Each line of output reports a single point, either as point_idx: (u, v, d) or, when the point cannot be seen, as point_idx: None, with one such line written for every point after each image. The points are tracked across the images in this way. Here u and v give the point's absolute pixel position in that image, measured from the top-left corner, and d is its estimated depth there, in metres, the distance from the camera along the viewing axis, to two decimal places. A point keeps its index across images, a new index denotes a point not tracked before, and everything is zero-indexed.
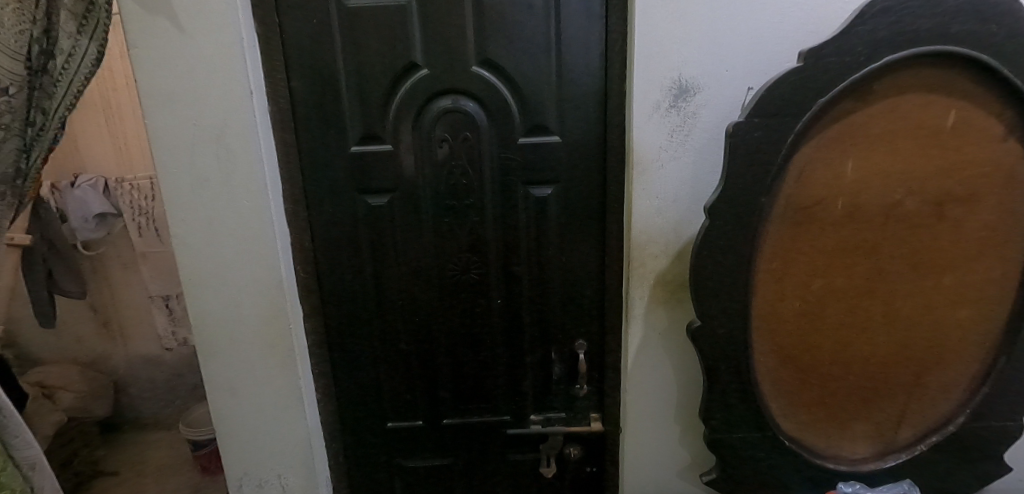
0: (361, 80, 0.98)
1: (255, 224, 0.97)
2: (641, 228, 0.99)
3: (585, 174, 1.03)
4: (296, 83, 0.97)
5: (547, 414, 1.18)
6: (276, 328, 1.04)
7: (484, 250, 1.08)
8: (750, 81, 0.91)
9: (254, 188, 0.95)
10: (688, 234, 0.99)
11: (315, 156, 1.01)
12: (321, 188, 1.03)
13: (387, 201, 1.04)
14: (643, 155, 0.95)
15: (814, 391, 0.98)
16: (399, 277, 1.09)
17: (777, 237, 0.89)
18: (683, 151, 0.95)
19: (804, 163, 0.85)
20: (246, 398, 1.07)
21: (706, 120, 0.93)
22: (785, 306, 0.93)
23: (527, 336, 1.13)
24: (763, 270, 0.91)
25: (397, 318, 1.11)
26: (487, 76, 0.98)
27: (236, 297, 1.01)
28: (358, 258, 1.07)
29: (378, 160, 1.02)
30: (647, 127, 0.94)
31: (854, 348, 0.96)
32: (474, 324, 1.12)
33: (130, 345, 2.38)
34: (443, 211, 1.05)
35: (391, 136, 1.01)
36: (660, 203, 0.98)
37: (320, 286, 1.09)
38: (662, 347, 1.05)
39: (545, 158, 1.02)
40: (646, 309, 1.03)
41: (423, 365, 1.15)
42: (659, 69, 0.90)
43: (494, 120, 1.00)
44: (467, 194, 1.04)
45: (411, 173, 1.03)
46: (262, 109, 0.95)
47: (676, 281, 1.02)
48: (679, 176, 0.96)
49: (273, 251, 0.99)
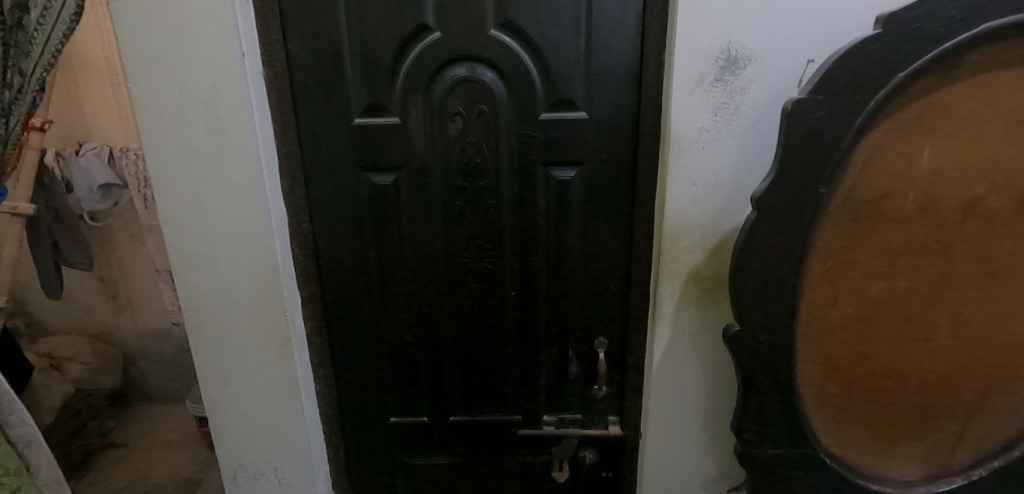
0: (366, 43, 0.87)
1: (249, 203, 0.89)
2: (675, 218, 0.88)
3: (614, 155, 0.92)
4: (293, 46, 0.88)
5: (561, 415, 1.09)
6: (272, 316, 0.96)
7: (497, 238, 0.98)
8: (811, 52, 0.79)
9: (247, 162, 0.86)
10: (728, 227, 0.88)
11: (315, 128, 0.92)
12: (322, 164, 0.94)
13: (393, 181, 0.95)
14: (682, 136, 0.84)
15: (862, 405, 0.88)
16: (405, 264, 1.00)
17: (834, 234, 0.78)
18: (728, 131, 0.83)
19: (873, 149, 0.73)
20: (241, 387, 1.01)
21: (756, 97, 0.81)
22: (836, 313, 0.82)
23: (543, 332, 1.04)
24: (815, 271, 0.80)
25: (402, 307, 1.03)
26: (507, 42, 0.86)
27: (230, 282, 0.94)
28: (362, 242, 0.99)
29: (384, 134, 0.92)
30: (688, 105, 0.82)
31: (913, 361, 0.85)
32: (485, 317, 1.03)
33: (139, 318, 2.36)
34: (453, 194, 0.95)
35: (398, 108, 0.91)
36: (699, 191, 0.87)
37: (320, 271, 1.01)
38: (692, 349, 0.95)
39: (570, 137, 0.91)
40: (676, 308, 0.94)
41: (429, 358, 1.07)
42: (704, 37, 0.79)
43: (514, 92, 0.89)
44: (480, 175, 0.94)
45: (420, 150, 0.93)
46: (256, 74, 0.85)
47: (711, 279, 0.91)
48: (721, 160, 0.85)
49: (268, 231, 0.91)
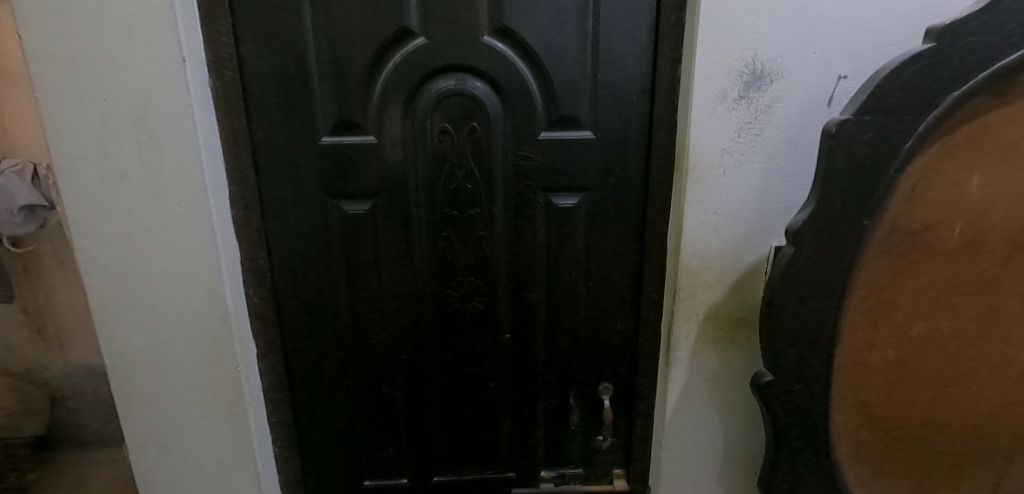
0: (337, 49, 0.74)
1: (194, 239, 0.73)
2: (693, 250, 0.78)
3: (621, 180, 0.82)
4: (247, 52, 0.74)
5: (562, 470, 0.97)
6: (222, 372, 0.80)
7: (489, 274, 0.85)
8: (841, 67, 0.71)
9: (190, 189, 0.71)
10: (751, 259, 0.79)
11: (274, 148, 0.78)
12: (281, 190, 0.79)
13: (368, 209, 0.81)
14: (702, 159, 0.74)
15: (899, 456, 0.79)
16: (381, 306, 0.86)
17: (876, 270, 0.69)
18: (752, 154, 0.74)
19: (920, 175, 0.65)
20: (183, 456, 0.84)
21: (783, 116, 0.73)
22: (874, 357, 0.74)
23: (541, 378, 0.91)
24: (854, 312, 0.71)
25: (378, 354, 0.89)
26: (503, 52, 0.75)
27: (169, 334, 0.78)
28: (330, 281, 0.84)
29: (357, 155, 0.78)
30: (709, 126, 0.73)
31: (955, 407, 0.76)
32: (476, 364, 0.90)
33: (72, 354, 1.96)
34: (438, 224, 0.82)
35: (374, 124, 0.77)
36: (719, 221, 0.77)
37: (280, 315, 0.86)
38: (709, 396, 0.85)
39: (573, 159, 0.80)
40: (692, 350, 0.83)
41: (410, 411, 0.92)
42: (728, 49, 0.70)
43: (510, 108, 0.78)
44: (469, 202, 0.81)
45: (400, 173, 0.79)
46: (201, 84, 0.71)
47: (731, 317, 0.82)
48: (744, 186, 0.76)
49: (216, 272, 0.75)
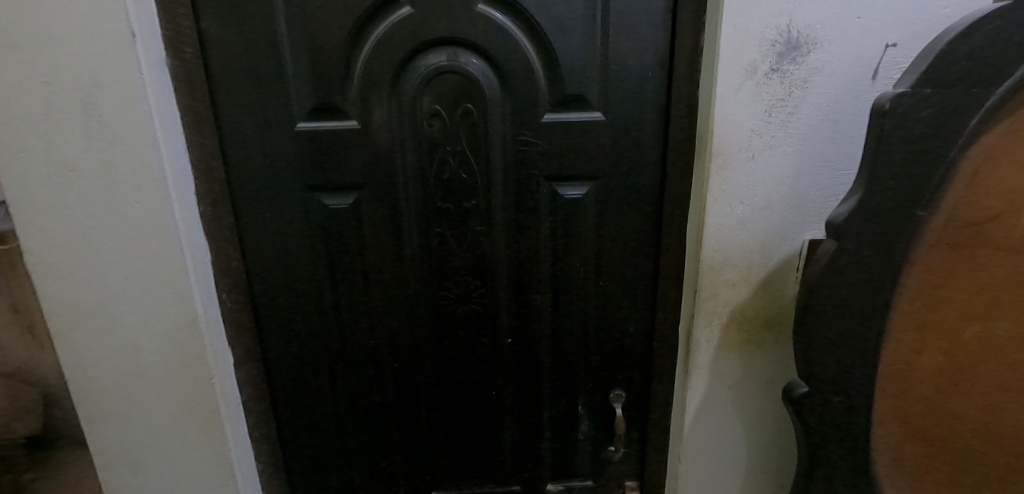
0: (311, 20, 0.65)
1: (155, 239, 0.65)
2: (717, 245, 0.70)
3: (634, 166, 0.73)
4: (210, 26, 0.65)
5: (569, 482, 0.90)
6: (195, 385, 0.72)
7: (487, 274, 0.77)
8: (891, 34, 0.62)
9: (148, 183, 0.63)
10: (780, 255, 0.71)
11: (244, 136, 0.69)
12: (255, 183, 0.71)
13: (352, 203, 0.72)
14: (727, 143, 0.66)
15: (944, 472, 0.71)
16: (369, 309, 0.78)
17: (928, 266, 0.60)
18: (785, 136, 0.65)
19: (984, 158, 0.56)
20: (157, 475, 0.76)
21: (821, 92, 0.64)
22: (922, 363, 0.65)
23: (547, 386, 0.83)
24: (903, 314, 0.62)
25: (367, 362, 0.81)
26: (500, 22, 0.66)
27: (133, 344, 0.70)
28: (312, 282, 0.76)
29: (338, 142, 0.70)
30: (737, 104, 0.64)
31: (1010, 418, 0.68)
32: (475, 371, 0.82)
33: None
34: (430, 219, 0.74)
35: (356, 107, 0.69)
36: (746, 211, 0.69)
37: (258, 320, 0.78)
38: (731, 404, 0.77)
39: (581, 144, 0.71)
40: (714, 355, 0.75)
41: (404, 423, 0.85)
42: (760, 14, 0.60)
43: (509, 87, 0.69)
44: (465, 194, 0.73)
45: (387, 163, 0.71)
46: (156, 64, 0.62)
47: (757, 319, 0.74)
48: (775, 172, 0.67)
49: (183, 275, 0.67)
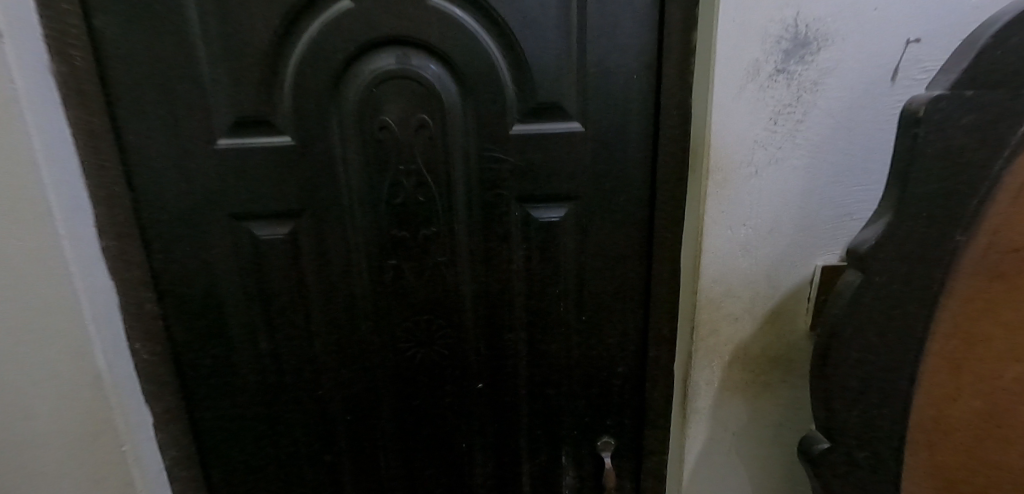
0: (231, 17, 0.54)
1: (41, 283, 0.52)
2: (717, 273, 0.60)
3: (619, 185, 0.63)
4: (105, 24, 0.53)
5: None
6: (102, 460, 0.58)
7: (451, 311, 0.66)
8: (913, 28, 0.53)
9: (28, 213, 0.50)
10: (789, 284, 0.62)
11: (155, 155, 0.58)
12: (169, 211, 0.59)
13: (289, 233, 0.61)
14: (726, 157, 0.56)
15: None
16: (314, 357, 0.66)
17: (965, 296, 0.49)
18: (793, 148, 0.56)
19: None
20: None
21: (833, 97, 0.55)
22: (960, 414, 0.53)
23: (526, 435, 0.73)
24: (935, 355, 0.50)
25: (315, 417, 0.69)
26: (458, 18, 0.56)
27: (5, 422, 0.54)
28: (243, 328, 0.64)
29: (268, 162, 0.58)
30: (736, 112, 0.54)
31: None
32: (441, 422, 0.71)
33: None
34: (382, 249, 0.63)
35: (289, 120, 0.58)
36: (751, 235, 0.59)
37: (181, 374, 0.65)
38: (736, 453, 0.68)
39: (557, 159, 0.61)
40: (714, 399, 0.66)
41: (362, 483, 0.73)
42: (762, 5, 0.51)
43: (471, 94, 0.59)
44: (421, 219, 0.62)
45: (329, 185, 0.60)
46: (34, 68, 0.50)
47: (763, 357, 0.64)
48: (783, 189, 0.58)
49: (82, 324, 0.55)
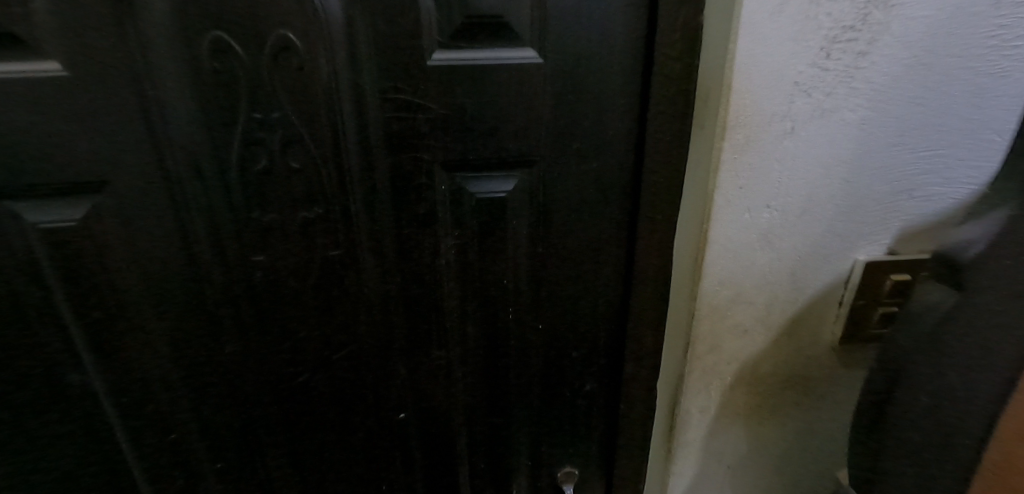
0: None
1: None
2: (725, 273, 0.43)
3: (591, 145, 0.44)
4: None
5: None
6: None
7: (356, 323, 0.47)
8: None
9: None
10: (817, 284, 0.45)
11: None
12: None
13: (85, 218, 0.39)
14: (753, 107, 0.37)
15: None
16: (158, 390, 0.46)
17: None
18: (844, 94, 0.39)
19: None
20: None
21: (911, 16, 0.37)
22: None
23: (465, 469, 0.56)
24: None
25: (170, 465, 0.50)
26: None
27: None
28: (36, 357, 0.43)
29: (27, 103, 0.35)
30: (775, 35, 0.35)
31: None
32: (353, 461, 0.54)
33: None
34: (242, 240, 0.42)
35: (50, 32, 0.34)
36: (776, 220, 0.42)
37: None
38: (728, 487, 0.54)
39: (502, 105, 0.41)
40: (708, 429, 0.50)
41: None
42: None
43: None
44: (298, 196, 0.41)
45: (143, 143, 0.38)
46: None
47: (774, 377, 0.49)
48: (824, 155, 0.40)
49: None
